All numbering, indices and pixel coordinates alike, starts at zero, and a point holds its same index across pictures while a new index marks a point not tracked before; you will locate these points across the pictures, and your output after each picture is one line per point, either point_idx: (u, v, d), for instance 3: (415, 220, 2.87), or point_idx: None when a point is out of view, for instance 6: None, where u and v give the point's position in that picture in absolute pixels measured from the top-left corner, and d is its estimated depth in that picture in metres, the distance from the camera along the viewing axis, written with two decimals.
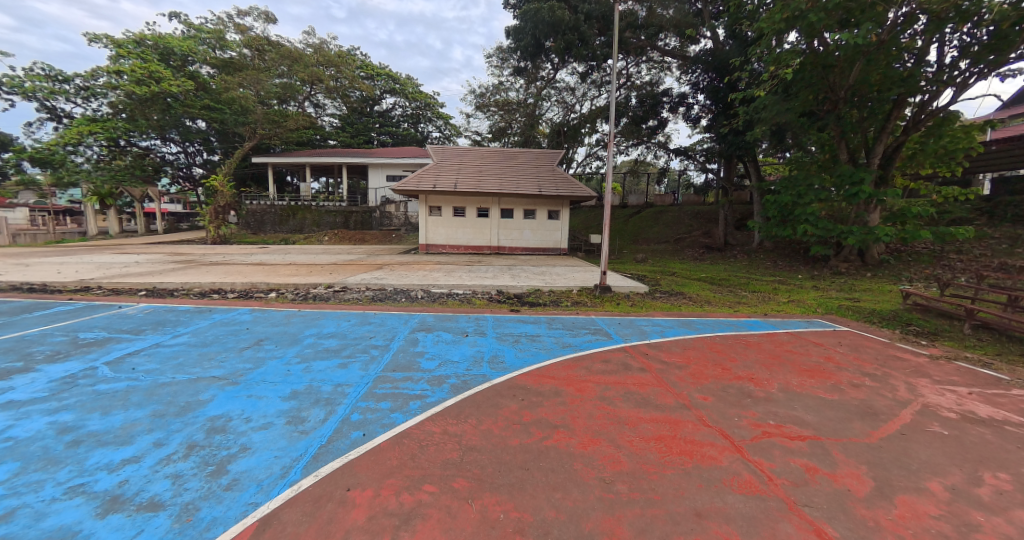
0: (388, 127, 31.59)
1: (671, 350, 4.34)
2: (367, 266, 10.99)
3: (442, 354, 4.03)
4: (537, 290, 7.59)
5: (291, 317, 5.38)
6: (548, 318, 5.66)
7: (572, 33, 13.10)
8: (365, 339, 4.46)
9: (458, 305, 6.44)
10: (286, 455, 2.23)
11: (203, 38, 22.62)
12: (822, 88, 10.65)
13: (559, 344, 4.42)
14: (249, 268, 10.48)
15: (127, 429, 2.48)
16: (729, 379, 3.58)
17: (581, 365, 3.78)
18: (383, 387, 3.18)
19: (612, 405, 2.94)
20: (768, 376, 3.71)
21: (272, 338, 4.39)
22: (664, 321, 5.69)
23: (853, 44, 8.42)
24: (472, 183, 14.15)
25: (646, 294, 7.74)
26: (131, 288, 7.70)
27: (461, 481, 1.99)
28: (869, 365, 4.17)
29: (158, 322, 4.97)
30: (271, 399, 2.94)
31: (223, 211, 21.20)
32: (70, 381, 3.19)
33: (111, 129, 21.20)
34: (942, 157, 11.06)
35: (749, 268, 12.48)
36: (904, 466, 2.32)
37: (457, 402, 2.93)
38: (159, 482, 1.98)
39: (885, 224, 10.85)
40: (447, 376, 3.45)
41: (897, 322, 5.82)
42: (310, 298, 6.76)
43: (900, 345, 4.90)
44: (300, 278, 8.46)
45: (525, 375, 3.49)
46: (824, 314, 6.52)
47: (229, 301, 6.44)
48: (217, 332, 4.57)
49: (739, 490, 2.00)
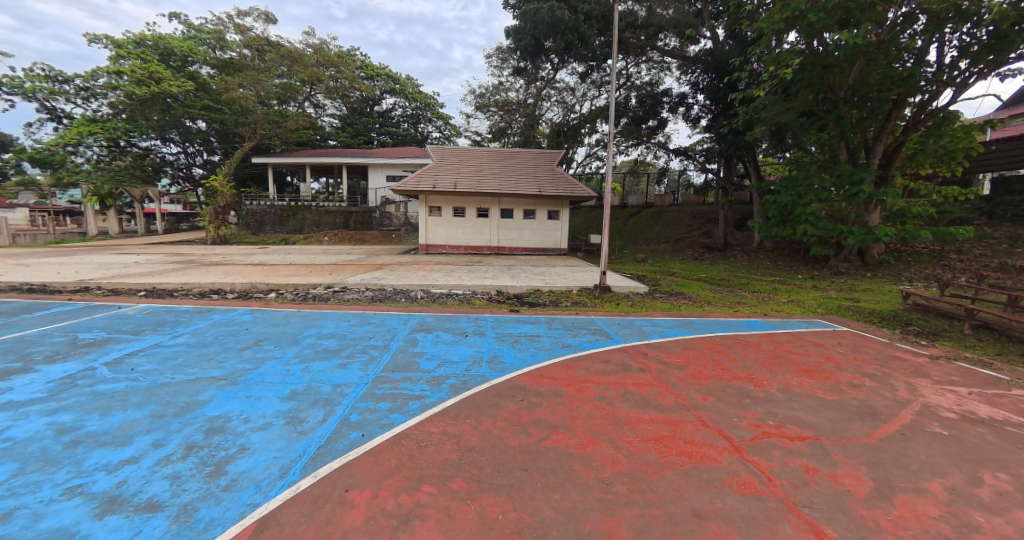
0: (388, 127, 31.63)
1: (671, 350, 4.34)
2: (367, 266, 10.99)
3: (442, 354, 4.04)
4: (537, 290, 7.60)
5: (291, 317, 5.39)
6: (548, 318, 5.67)
7: (572, 34, 13.11)
8: (364, 339, 4.46)
9: (458, 305, 6.44)
10: (284, 455, 2.23)
11: (202, 38, 22.62)
12: (821, 88, 10.66)
13: (559, 344, 4.42)
14: (249, 268, 10.49)
15: (126, 429, 2.49)
16: (729, 379, 3.58)
17: (581, 365, 3.78)
18: (383, 388, 3.17)
19: (612, 406, 2.93)
20: (768, 376, 3.71)
21: (271, 338, 4.39)
22: (664, 321, 5.70)
23: (853, 44, 8.41)
24: (472, 183, 14.16)
25: (646, 294, 7.75)
26: (130, 288, 7.71)
27: (460, 482, 1.99)
28: (868, 365, 4.17)
29: (157, 322, 4.98)
30: (271, 399, 2.95)
31: (223, 211, 21.21)
32: (69, 381, 3.20)
33: (111, 129, 21.24)
34: (942, 157, 11.06)
35: (749, 268, 12.48)
36: (904, 466, 2.32)
37: (457, 402, 2.93)
38: (158, 483, 1.98)
39: (885, 224, 10.84)
40: (447, 376, 3.44)
41: (897, 322, 5.82)
42: (310, 299, 6.76)
43: (900, 345, 4.90)
44: (300, 278, 8.47)
45: (524, 376, 3.49)
46: (824, 314, 6.52)
47: (229, 301, 6.44)
48: (216, 332, 4.58)
49: (738, 491, 2.00)
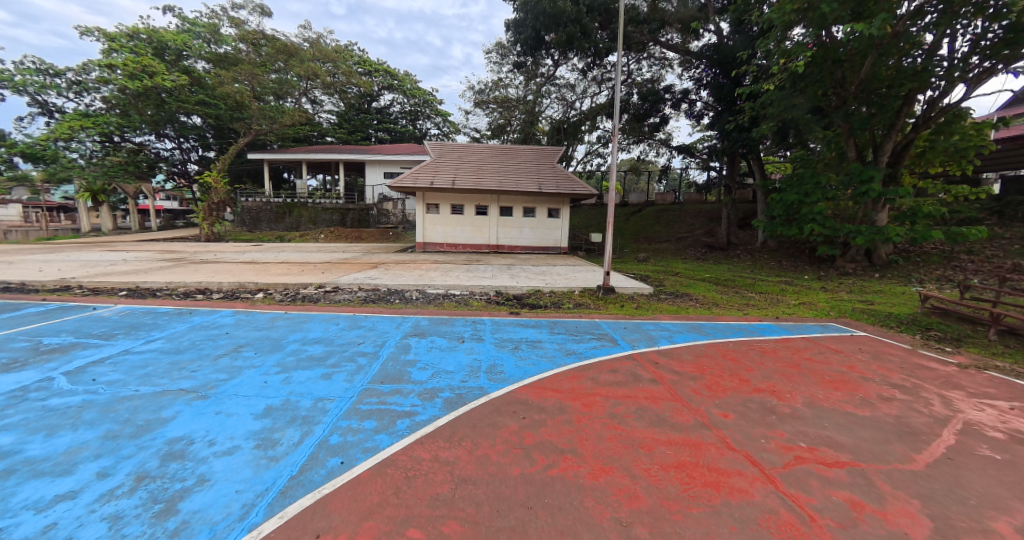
0: (386, 124, 31.09)
1: (683, 358, 4.03)
2: (362, 265, 10.57)
3: (436, 362, 3.70)
4: (537, 290, 7.31)
5: (276, 319, 5.05)
6: (549, 321, 5.37)
7: (573, 26, 12.72)
8: (353, 345, 4.13)
9: (456, 307, 6.13)
10: (249, 489, 1.92)
11: (198, 32, 21.91)
12: (831, 83, 10.32)
13: (562, 351, 4.09)
14: (239, 267, 10.06)
15: (71, 455, 2.17)
16: (748, 392, 3.27)
17: (586, 375, 3.47)
18: (368, 402, 2.84)
19: (624, 424, 2.62)
20: (790, 388, 3.42)
21: (252, 344, 4.06)
22: (672, 325, 5.39)
23: (867, 36, 8.08)
24: (471, 180, 13.87)
25: (651, 295, 7.43)
26: (110, 288, 7.32)
27: (452, 525, 1.68)
28: (894, 375, 3.87)
29: (132, 326, 4.62)
30: (242, 416, 2.63)
31: (217, 207, 20.69)
32: (20, 395, 2.86)
33: (104, 124, 21.01)
34: (951, 155, 10.81)
35: (753, 267, 12.25)
36: (961, 501, 2.03)
37: (451, 421, 2.60)
38: (93, 526, 1.66)
39: (894, 224, 10.60)
40: (441, 389, 3.11)
41: (916, 327, 5.54)
42: (299, 299, 6.43)
43: (923, 351, 4.62)
44: (292, 277, 8.15)
45: (526, 388, 3.17)
46: (837, 317, 6.24)
47: (213, 302, 6.09)
48: (193, 337, 4.24)
49: (780, 535, 1.69)
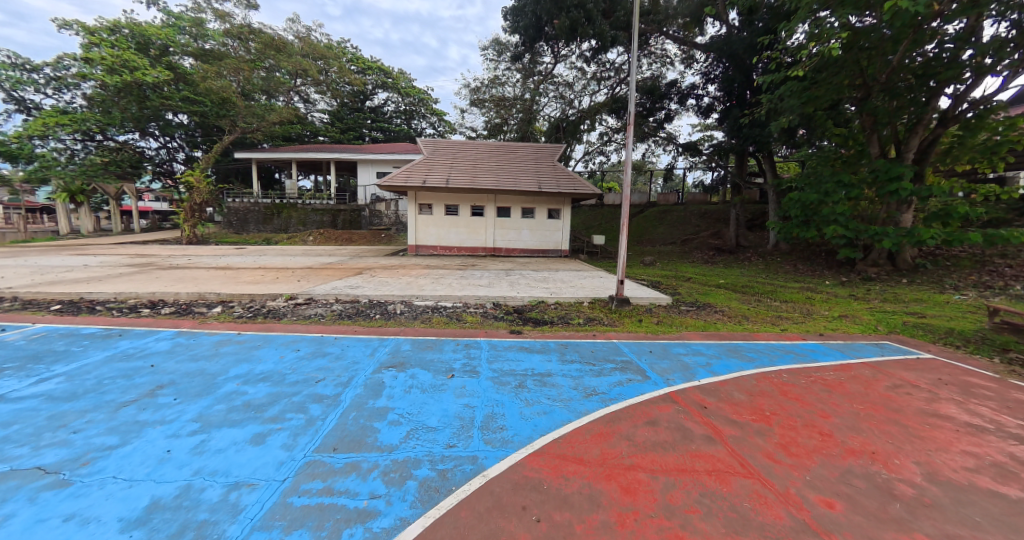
0: (381, 123, 30.18)
1: (735, 399, 3.14)
2: (345, 271, 9.57)
3: (414, 412, 2.77)
4: (540, 302, 6.42)
5: (223, 345, 4.09)
6: (559, 344, 4.44)
7: (577, 11, 11.85)
8: (309, 383, 3.20)
9: (445, 324, 5.20)
10: None
11: (183, 26, 20.54)
12: (858, 73, 9.49)
13: (580, 392, 3.17)
14: (208, 274, 9.01)
15: None
16: (840, 458, 2.38)
17: (617, 433, 2.56)
18: (305, 493, 1.91)
19: (692, 532, 1.72)
20: (891, 448, 2.53)
21: (178, 385, 3.11)
22: (705, 347, 4.51)
23: (908, 13, 7.24)
24: (466, 179, 12.98)
25: (671, 307, 6.54)
26: (48, 301, 6.34)
27: None
28: (1008, 420, 2.98)
29: (33, 356, 3.65)
30: (104, 526, 1.68)
31: (200, 208, 19.52)
32: None
33: (83, 121, 19.86)
34: (981, 153, 9.88)
35: (769, 272, 11.44)
36: None
37: (425, 532, 1.67)
38: None
39: (923, 224, 9.81)
40: (416, 461, 2.19)
41: (990, 347, 4.69)
42: (261, 315, 5.45)
43: (1018, 382, 3.73)
44: (262, 286, 7.17)
45: (537, 458, 2.25)
46: (889, 335, 5.37)
47: (157, 319, 5.12)
48: (102, 374, 3.26)
49: None
